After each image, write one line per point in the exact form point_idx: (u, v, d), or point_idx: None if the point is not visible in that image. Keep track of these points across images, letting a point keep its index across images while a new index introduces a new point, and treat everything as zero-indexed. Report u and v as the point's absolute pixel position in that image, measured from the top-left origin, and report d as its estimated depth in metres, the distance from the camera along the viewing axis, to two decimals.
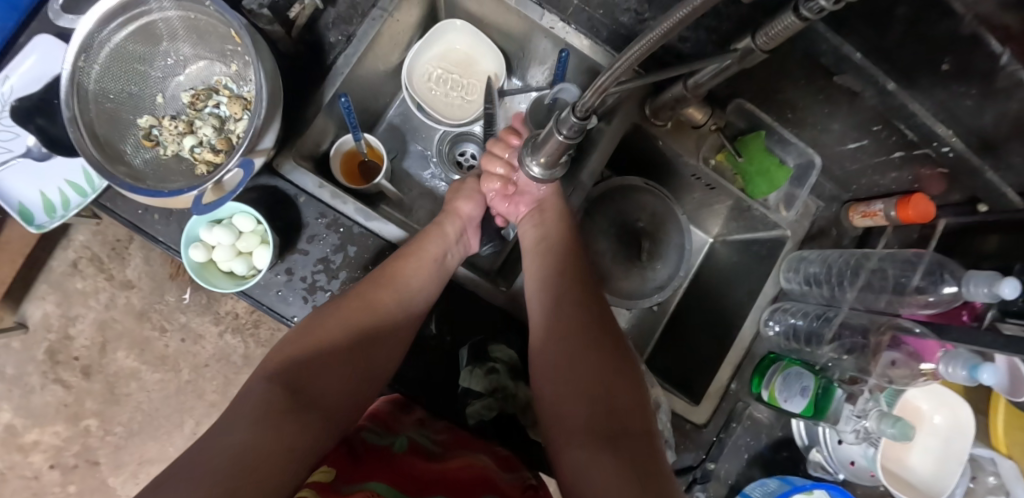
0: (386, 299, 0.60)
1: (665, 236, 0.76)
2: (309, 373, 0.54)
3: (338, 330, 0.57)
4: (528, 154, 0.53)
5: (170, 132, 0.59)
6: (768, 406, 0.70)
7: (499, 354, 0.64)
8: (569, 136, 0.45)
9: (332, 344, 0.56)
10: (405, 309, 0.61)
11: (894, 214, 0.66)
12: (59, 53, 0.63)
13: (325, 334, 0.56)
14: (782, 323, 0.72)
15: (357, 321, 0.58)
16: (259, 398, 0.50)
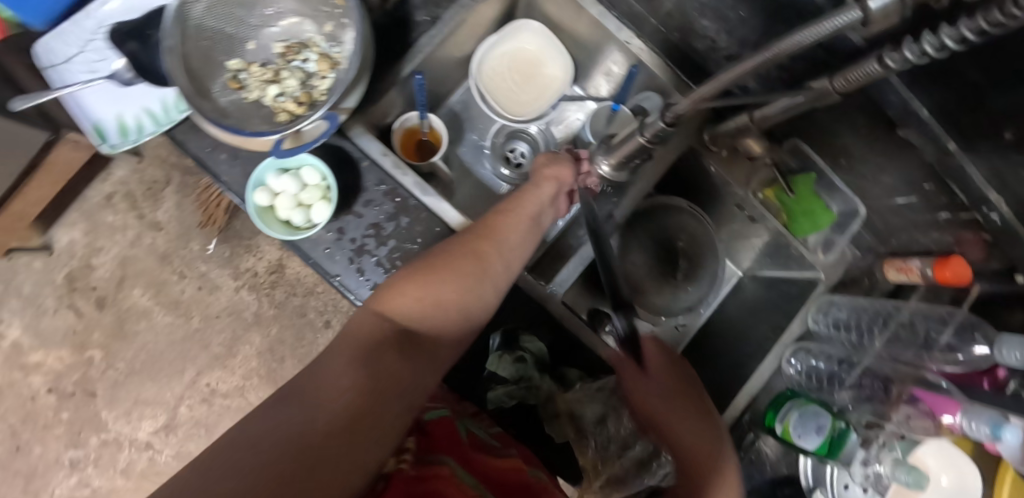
0: (488, 252, 0.58)
1: (703, 259, 0.77)
2: (416, 318, 0.52)
3: (448, 280, 0.54)
4: (602, 155, 0.63)
5: (257, 78, 0.61)
6: (778, 441, 0.72)
7: (530, 345, 0.66)
8: (650, 139, 0.55)
9: (434, 299, 0.53)
10: (505, 264, 0.59)
11: (930, 272, 0.66)
12: None
13: (428, 285, 0.53)
14: (804, 363, 0.73)
15: (458, 277, 0.55)
16: (362, 342, 0.47)
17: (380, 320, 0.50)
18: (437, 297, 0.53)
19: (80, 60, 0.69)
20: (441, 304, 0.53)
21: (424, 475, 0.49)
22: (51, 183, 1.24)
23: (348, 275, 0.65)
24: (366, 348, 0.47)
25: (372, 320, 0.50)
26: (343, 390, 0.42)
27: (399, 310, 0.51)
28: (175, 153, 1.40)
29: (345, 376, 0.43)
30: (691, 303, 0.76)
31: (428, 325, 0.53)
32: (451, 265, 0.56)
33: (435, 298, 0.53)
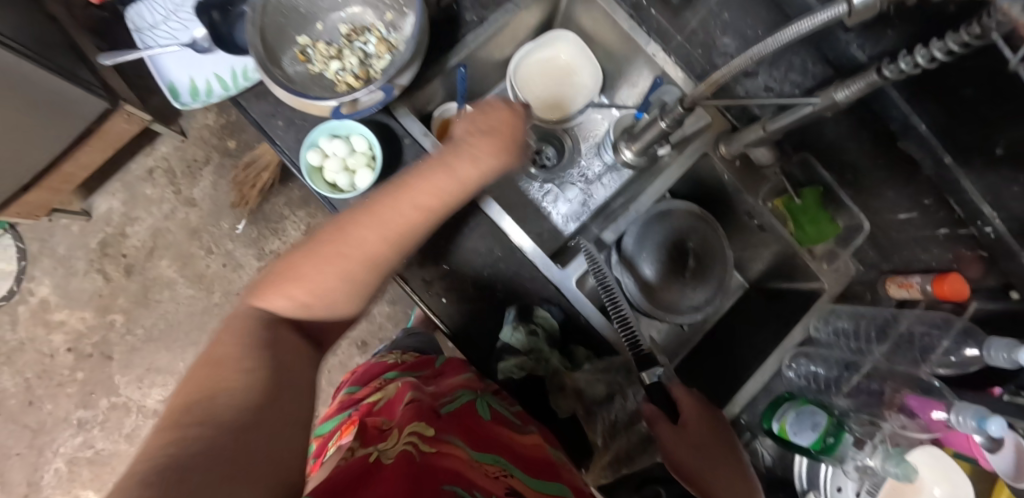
0: (363, 232, 0.55)
1: (711, 263, 0.82)
2: (304, 281, 0.55)
3: (348, 262, 0.55)
4: (625, 143, 0.81)
5: (322, 54, 0.68)
6: (775, 440, 0.75)
7: (542, 320, 0.70)
8: (669, 124, 0.66)
9: (302, 286, 0.55)
10: (380, 239, 0.56)
11: (930, 288, 0.71)
12: None
13: (302, 270, 0.55)
14: (803, 369, 0.77)
15: (331, 257, 0.55)
16: (229, 358, 0.49)
17: (253, 345, 0.51)
18: (289, 308, 0.56)
19: (165, 28, 0.78)
20: (322, 299, 0.56)
21: (440, 451, 0.51)
22: (100, 150, 1.32)
23: None
24: (228, 364, 0.48)
25: (226, 334, 0.53)
26: (229, 403, 0.44)
27: (232, 330, 0.53)
28: (217, 136, 1.48)
29: (223, 385, 0.46)
30: (695, 304, 0.81)
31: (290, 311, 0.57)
32: (341, 247, 0.55)
33: (297, 307, 0.56)
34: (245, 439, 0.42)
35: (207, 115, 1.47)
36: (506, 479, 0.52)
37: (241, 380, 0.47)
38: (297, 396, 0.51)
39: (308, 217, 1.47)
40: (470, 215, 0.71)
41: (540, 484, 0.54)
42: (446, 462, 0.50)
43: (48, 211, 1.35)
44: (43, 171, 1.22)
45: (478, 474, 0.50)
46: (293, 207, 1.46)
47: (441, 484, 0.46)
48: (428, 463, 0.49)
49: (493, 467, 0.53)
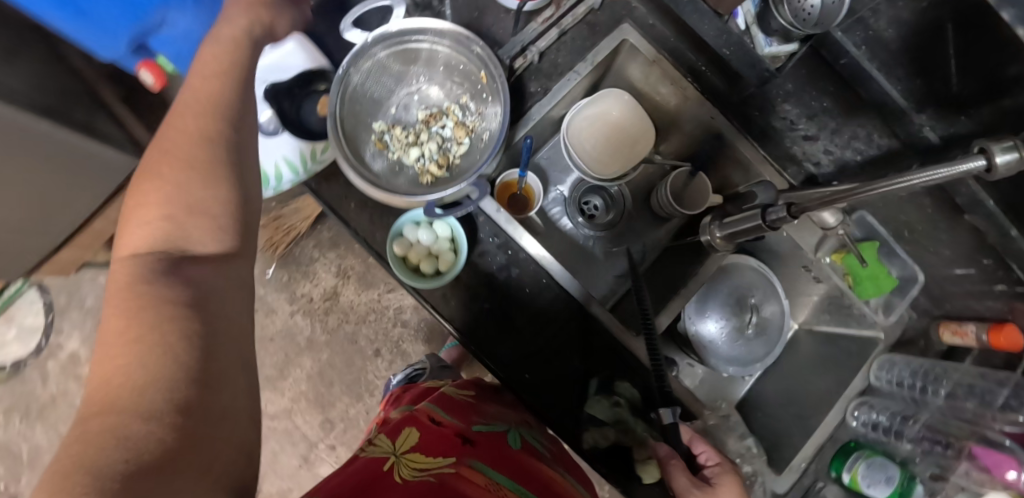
0: (179, 125, 0.47)
1: (771, 317, 0.83)
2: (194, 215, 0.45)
3: (194, 152, 0.46)
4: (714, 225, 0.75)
5: (399, 140, 0.68)
6: (844, 488, 0.77)
7: (623, 390, 0.72)
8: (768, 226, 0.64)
9: (183, 201, 0.45)
10: (197, 135, 0.47)
11: (985, 337, 0.74)
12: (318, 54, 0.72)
13: (182, 178, 0.45)
14: (865, 418, 0.80)
15: (197, 166, 0.46)
16: (121, 320, 0.38)
17: (129, 303, 0.39)
18: (168, 235, 0.45)
19: None
20: (200, 211, 0.46)
21: (458, 473, 0.50)
22: None
23: (460, 318, 0.72)
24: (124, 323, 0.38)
25: (108, 293, 0.40)
26: (174, 367, 0.36)
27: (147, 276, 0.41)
28: None
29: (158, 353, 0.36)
30: (757, 357, 0.83)
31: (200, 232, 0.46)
32: (201, 143, 0.47)
33: (162, 235, 0.45)
34: (195, 433, 0.34)
35: None
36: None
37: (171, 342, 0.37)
38: (242, 355, 0.42)
39: (339, 258, 1.45)
40: (547, 290, 0.74)
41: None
42: (463, 487, 0.47)
43: (77, 266, 1.32)
44: (75, 230, 1.20)
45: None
46: (323, 248, 1.44)
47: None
48: (447, 485, 0.47)
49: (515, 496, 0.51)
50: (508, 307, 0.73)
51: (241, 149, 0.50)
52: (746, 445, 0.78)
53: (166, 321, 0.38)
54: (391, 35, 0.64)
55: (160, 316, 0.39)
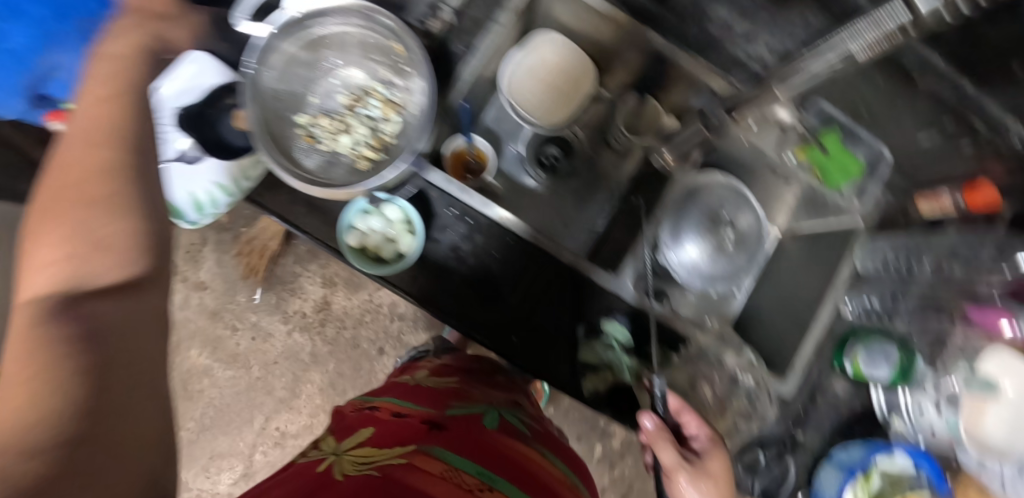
0: (91, 157, 0.47)
1: (748, 229, 0.83)
2: (106, 250, 0.42)
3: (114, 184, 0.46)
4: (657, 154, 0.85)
5: (329, 130, 0.66)
6: (848, 378, 0.78)
7: (614, 332, 0.71)
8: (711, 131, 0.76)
9: (87, 235, 0.43)
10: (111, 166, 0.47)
11: (961, 200, 0.71)
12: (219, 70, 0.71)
13: (78, 211, 0.43)
14: (860, 305, 0.80)
15: (103, 193, 0.45)
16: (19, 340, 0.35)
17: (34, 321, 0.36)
18: (67, 270, 0.41)
19: None
20: (109, 245, 0.43)
21: (410, 463, 0.53)
22: None
23: (437, 296, 0.71)
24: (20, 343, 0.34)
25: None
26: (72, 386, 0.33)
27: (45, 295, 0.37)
28: None
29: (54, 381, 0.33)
30: (738, 269, 0.84)
31: (109, 270, 0.42)
32: (89, 180, 0.45)
33: (63, 273, 0.41)
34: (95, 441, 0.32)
35: None
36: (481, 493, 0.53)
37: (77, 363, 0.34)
38: (154, 388, 0.38)
39: (322, 268, 1.44)
40: (515, 250, 0.71)
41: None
42: (414, 479, 0.51)
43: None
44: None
45: (451, 488, 0.52)
46: (304, 262, 1.43)
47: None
48: (390, 477, 0.50)
49: (474, 480, 0.55)
50: (482, 275, 0.71)
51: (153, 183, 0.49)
52: (747, 359, 0.75)
53: (76, 356, 0.34)
54: (294, 23, 0.61)
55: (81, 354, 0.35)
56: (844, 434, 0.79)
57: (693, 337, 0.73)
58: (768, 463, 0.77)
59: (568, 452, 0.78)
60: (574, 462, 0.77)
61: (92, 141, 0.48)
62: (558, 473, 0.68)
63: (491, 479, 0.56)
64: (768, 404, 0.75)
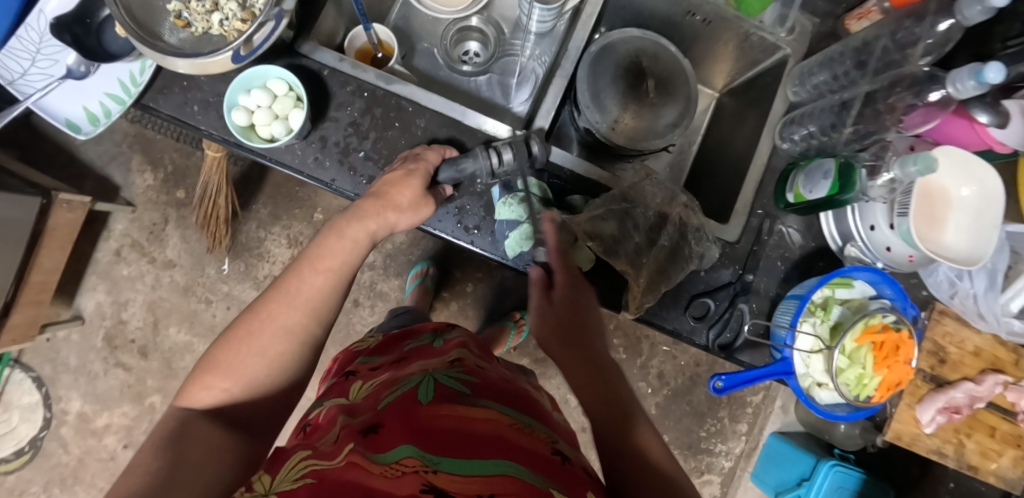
0: (273, 313, 0.50)
1: (671, 79, 0.79)
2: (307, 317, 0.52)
3: (256, 364, 0.48)
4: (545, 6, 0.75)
5: (198, 12, 0.65)
6: (797, 211, 0.72)
7: (529, 188, 0.69)
8: None
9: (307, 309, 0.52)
10: (260, 353, 0.48)
11: (888, 4, 0.67)
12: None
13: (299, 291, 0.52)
14: (798, 134, 0.73)
15: (276, 334, 0.49)
16: (253, 358, 0.48)
17: (263, 355, 0.48)
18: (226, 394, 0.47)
19: (36, 70, 0.72)
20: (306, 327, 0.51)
21: (348, 460, 0.38)
22: (60, 246, 1.18)
23: (341, 174, 0.68)
24: (245, 360, 0.48)
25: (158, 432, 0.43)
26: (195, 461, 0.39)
27: (213, 376, 0.47)
28: (164, 190, 1.34)
29: (170, 455, 0.39)
30: (666, 122, 0.79)
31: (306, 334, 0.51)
32: (263, 324, 0.49)
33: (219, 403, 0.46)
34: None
35: (144, 174, 1.33)
36: (428, 477, 0.36)
37: (206, 442, 0.42)
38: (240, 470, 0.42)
39: (286, 229, 1.35)
40: (416, 118, 0.69)
41: (521, 475, 0.38)
42: (350, 474, 0.37)
43: (40, 327, 1.22)
44: (15, 287, 1.10)
45: (388, 480, 0.36)
46: (267, 225, 1.35)
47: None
48: (329, 478, 0.37)
49: (414, 464, 0.38)
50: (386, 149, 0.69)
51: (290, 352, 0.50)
52: (682, 203, 0.70)
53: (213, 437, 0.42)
54: None
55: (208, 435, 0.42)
56: (799, 274, 0.74)
57: (614, 184, 0.70)
58: (721, 312, 0.71)
59: (518, 394, 0.58)
60: (536, 406, 0.58)
61: (311, 266, 0.54)
62: (510, 419, 0.49)
63: (436, 461, 0.38)
64: (710, 243, 0.69)
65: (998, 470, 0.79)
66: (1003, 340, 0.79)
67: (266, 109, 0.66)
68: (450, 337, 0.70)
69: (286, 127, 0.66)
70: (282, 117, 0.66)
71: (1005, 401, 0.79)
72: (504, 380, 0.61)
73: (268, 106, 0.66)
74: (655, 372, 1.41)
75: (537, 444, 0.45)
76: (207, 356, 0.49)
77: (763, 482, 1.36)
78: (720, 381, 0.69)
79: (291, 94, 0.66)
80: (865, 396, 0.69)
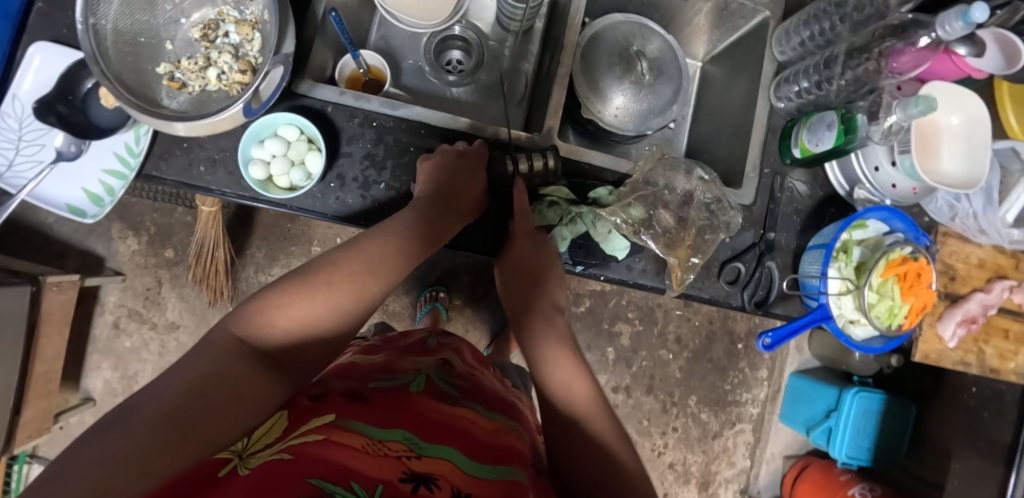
0: (348, 276, 0.58)
1: (660, 55, 0.81)
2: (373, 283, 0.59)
3: (321, 316, 0.56)
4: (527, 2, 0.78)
5: (192, 70, 0.63)
6: (804, 163, 0.75)
7: (553, 191, 0.70)
8: None
9: (377, 278, 0.60)
10: (331, 306, 0.56)
11: None
12: (56, 56, 0.64)
13: (369, 262, 0.59)
14: (791, 92, 0.76)
15: (348, 293, 0.57)
16: (321, 305, 0.56)
17: (331, 309, 0.56)
18: (284, 329, 0.54)
19: (22, 158, 0.69)
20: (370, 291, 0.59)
21: (328, 439, 0.43)
22: (58, 331, 1.12)
23: (368, 209, 0.68)
24: (314, 307, 0.55)
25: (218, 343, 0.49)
26: (225, 386, 0.46)
27: (279, 312, 0.54)
28: (151, 253, 1.28)
29: (214, 372, 0.46)
30: (667, 99, 0.80)
31: (370, 297, 0.59)
32: (339, 281, 0.57)
33: (277, 336, 0.53)
34: (199, 423, 0.41)
35: (126, 240, 1.27)
36: (410, 461, 0.43)
37: (239, 367, 0.48)
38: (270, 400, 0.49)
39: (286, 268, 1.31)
40: (430, 139, 0.70)
41: (484, 474, 0.46)
42: (328, 453, 0.40)
43: (53, 418, 1.16)
44: (21, 382, 1.05)
45: (376, 458, 0.42)
46: (265, 269, 1.29)
47: (303, 476, 0.36)
48: (306, 456, 0.40)
49: (399, 449, 0.45)
50: (406, 177, 0.69)
51: (351, 309, 0.57)
52: (699, 178, 0.73)
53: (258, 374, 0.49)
54: None
55: (254, 369, 0.49)
56: (815, 223, 0.77)
57: (632, 171, 0.73)
58: (751, 273, 0.74)
59: (505, 403, 0.68)
60: (517, 415, 0.66)
61: (387, 233, 0.61)
62: (492, 425, 0.58)
63: (421, 446, 0.46)
64: (732, 209, 0.71)
65: (1017, 369, 0.85)
66: (1001, 249, 0.84)
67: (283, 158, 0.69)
68: (444, 339, 0.78)
69: (305, 172, 0.69)
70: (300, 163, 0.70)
71: (1013, 304, 0.85)
72: (493, 386, 0.70)
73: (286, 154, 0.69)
74: (673, 337, 1.45)
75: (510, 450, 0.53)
76: (283, 287, 0.56)
77: (792, 421, 1.42)
78: (767, 338, 0.74)
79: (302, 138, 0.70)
80: (896, 325, 0.73)
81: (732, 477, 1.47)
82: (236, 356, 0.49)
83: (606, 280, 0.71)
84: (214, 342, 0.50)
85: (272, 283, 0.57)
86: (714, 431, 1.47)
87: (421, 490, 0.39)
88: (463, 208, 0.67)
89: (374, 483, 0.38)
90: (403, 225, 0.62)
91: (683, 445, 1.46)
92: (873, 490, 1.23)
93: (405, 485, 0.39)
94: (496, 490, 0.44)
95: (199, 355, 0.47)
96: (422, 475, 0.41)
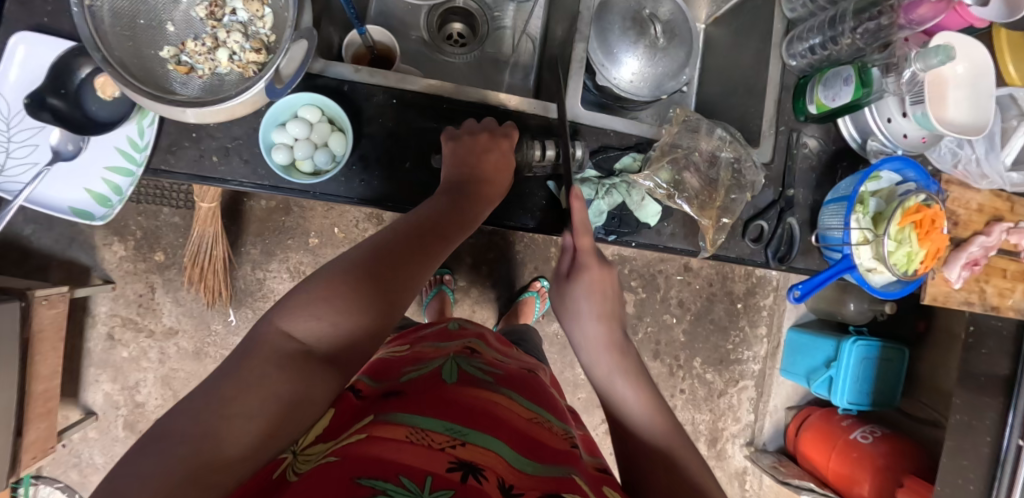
0: (389, 266, 0.54)
1: (669, 17, 0.80)
2: (408, 266, 0.56)
3: (368, 303, 0.51)
4: None
5: (199, 53, 0.60)
6: (818, 119, 0.76)
7: (587, 175, 0.70)
8: None
9: (415, 266, 0.56)
10: (374, 294, 0.52)
11: None
12: (45, 45, 0.60)
13: (405, 251, 0.56)
14: (803, 49, 0.77)
15: (390, 279, 0.53)
16: (362, 290, 0.51)
17: (372, 294, 0.51)
18: (327, 324, 0.48)
19: (15, 161, 0.65)
20: (409, 279, 0.55)
21: (370, 436, 0.42)
22: (53, 347, 1.07)
23: (395, 190, 0.66)
24: (356, 295, 0.50)
25: (260, 349, 0.44)
26: (272, 391, 0.41)
27: (321, 305, 0.48)
28: (139, 258, 1.22)
29: (257, 376, 0.42)
30: (680, 62, 0.80)
31: (410, 279, 0.55)
32: (379, 267, 0.53)
33: (324, 330, 0.48)
34: (243, 435, 0.38)
35: (112, 246, 1.21)
36: (454, 450, 0.42)
37: (284, 367, 0.43)
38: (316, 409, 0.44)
39: (283, 262, 1.26)
40: (453, 112, 0.68)
41: (527, 464, 0.45)
42: (373, 449, 0.39)
43: (57, 437, 1.11)
44: (21, 402, 1.01)
45: (420, 450, 0.41)
46: (263, 265, 1.25)
47: (352, 477, 0.35)
48: (351, 455, 0.39)
49: (442, 437, 0.44)
50: (431, 154, 0.67)
51: (393, 298, 0.53)
52: (720, 137, 0.74)
53: (311, 377, 0.44)
54: None
55: (307, 371, 0.45)
56: (831, 178, 0.78)
57: (657, 135, 0.73)
58: (773, 230, 0.75)
59: (540, 384, 0.63)
60: (549, 394, 0.62)
61: (415, 222, 0.59)
62: (527, 411, 0.54)
63: (462, 433, 0.45)
64: (755, 169, 0.73)
65: (1014, 304, 0.91)
66: (999, 193, 0.89)
67: (304, 141, 0.65)
68: (466, 324, 0.75)
69: (330, 155, 0.66)
70: (323, 146, 0.66)
71: (1009, 244, 0.90)
72: (519, 367, 0.65)
73: (308, 136, 0.65)
74: (676, 301, 1.48)
75: (543, 437, 0.51)
76: (321, 277, 0.51)
77: (792, 373, 1.47)
78: (797, 291, 0.76)
79: (326, 119, 0.66)
80: (912, 270, 0.76)
81: (738, 432, 1.53)
82: (281, 355, 0.44)
83: (638, 246, 0.72)
84: (256, 343, 0.45)
85: (307, 278, 0.52)
86: (720, 390, 1.51)
87: (470, 481, 0.38)
88: (492, 193, 0.66)
89: (423, 476, 0.37)
90: (428, 216, 0.60)
91: (691, 406, 1.50)
92: (874, 431, 1.30)
93: (453, 475, 0.38)
94: (538, 480, 0.43)
95: (243, 361, 0.43)
96: (469, 465, 0.40)
